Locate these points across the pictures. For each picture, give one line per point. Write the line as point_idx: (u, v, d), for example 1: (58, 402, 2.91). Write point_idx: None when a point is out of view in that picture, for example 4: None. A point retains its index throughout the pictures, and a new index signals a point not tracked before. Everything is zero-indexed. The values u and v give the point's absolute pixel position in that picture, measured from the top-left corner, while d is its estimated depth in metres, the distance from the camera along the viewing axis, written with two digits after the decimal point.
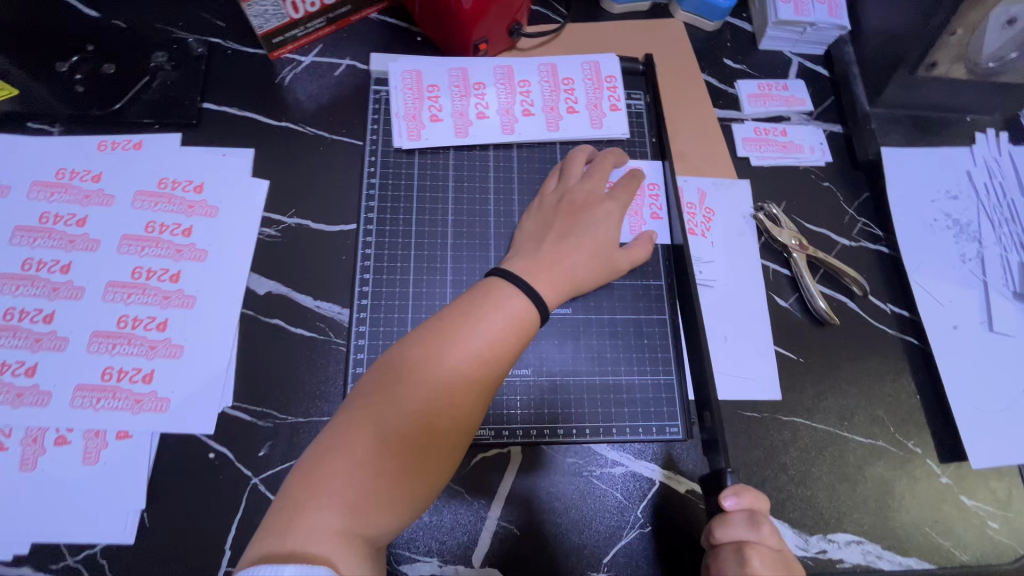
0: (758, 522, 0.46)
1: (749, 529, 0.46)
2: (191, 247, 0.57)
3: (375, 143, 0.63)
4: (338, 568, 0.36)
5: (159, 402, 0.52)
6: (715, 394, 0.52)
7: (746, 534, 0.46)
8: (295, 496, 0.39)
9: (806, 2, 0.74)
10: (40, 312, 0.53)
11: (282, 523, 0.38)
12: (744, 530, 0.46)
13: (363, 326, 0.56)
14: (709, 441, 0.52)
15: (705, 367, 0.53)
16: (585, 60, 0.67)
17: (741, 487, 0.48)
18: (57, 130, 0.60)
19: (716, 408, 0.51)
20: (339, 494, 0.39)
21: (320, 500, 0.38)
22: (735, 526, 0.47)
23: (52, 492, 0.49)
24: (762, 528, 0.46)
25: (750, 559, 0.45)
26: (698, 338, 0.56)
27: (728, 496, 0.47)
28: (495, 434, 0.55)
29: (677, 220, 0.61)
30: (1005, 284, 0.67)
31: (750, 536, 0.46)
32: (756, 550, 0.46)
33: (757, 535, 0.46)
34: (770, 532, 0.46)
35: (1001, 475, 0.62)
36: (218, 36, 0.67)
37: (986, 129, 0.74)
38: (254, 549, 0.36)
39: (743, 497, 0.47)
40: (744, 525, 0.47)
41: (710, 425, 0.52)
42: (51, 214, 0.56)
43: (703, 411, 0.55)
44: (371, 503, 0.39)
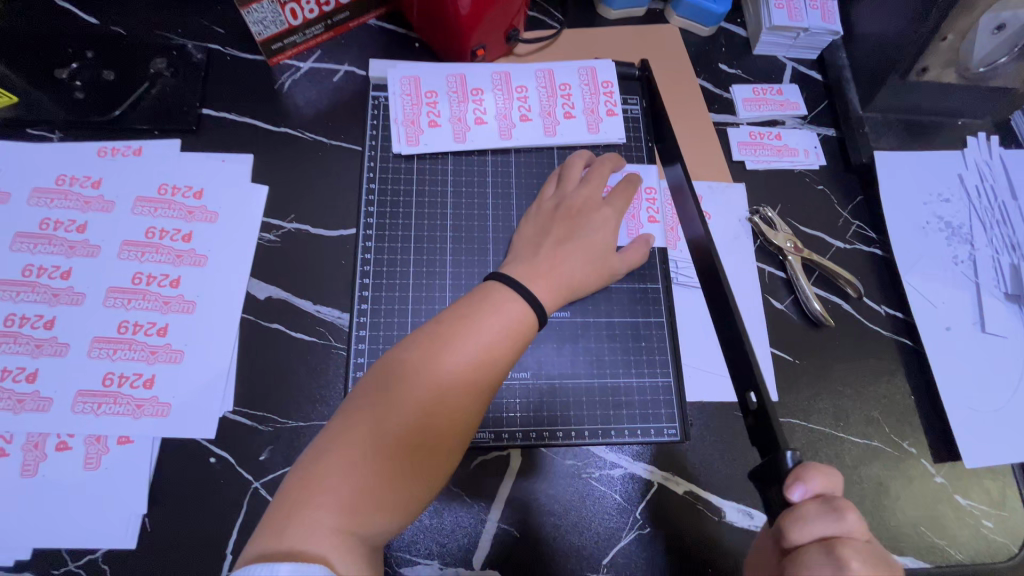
0: (839, 508, 0.38)
1: (834, 520, 0.37)
2: (191, 253, 0.57)
3: (374, 149, 0.63)
4: (334, 565, 0.37)
5: (159, 407, 0.52)
6: (763, 376, 0.46)
7: (829, 528, 0.37)
8: (292, 496, 0.39)
9: (800, 8, 0.75)
10: (40, 318, 0.53)
11: (281, 521, 0.38)
12: (829, 524, 0.37)
13: (363, 331, 0.56)
14: (756, 426, 0.47)
15: (748, 345, 0.48)
16: (581, 66, 0.68)
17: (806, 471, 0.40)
18: (56, 137, 0.61)
19: (765, 390, 0.45)
20: (334, 495, 0.39)
21: (318, 499, 0.39)
22: (816, 520, 0.38)
23: (53, 498, 0.49)
24: (847, 516, 0.37)
25: (845, 559, 0.36)
26: (733, 319, 0.50)
27: (795, 482, 0.40)
28: (494, 436, 0.55)
29: (690, 197, 0.57)
30: (996, 286, 0.68)
31: (836, 528, 0.37)
32: (848, 546, 0.37)
33: (845, 525, 0.37)
34: (858, 519, 0.38)
35: (995, 474, 0.62)
36: (218, 43, 0.67)
37: (977, 133, 0.75)
38: (253, 548, 0.37)
39: (815, 482, 0.39)
40: (823, 515, 0.38)
41: (755, 406, 0.47)
42: (51, 220, 0.57)
43: (745, 395, 0.49)
44: (368, 503, 0.40)
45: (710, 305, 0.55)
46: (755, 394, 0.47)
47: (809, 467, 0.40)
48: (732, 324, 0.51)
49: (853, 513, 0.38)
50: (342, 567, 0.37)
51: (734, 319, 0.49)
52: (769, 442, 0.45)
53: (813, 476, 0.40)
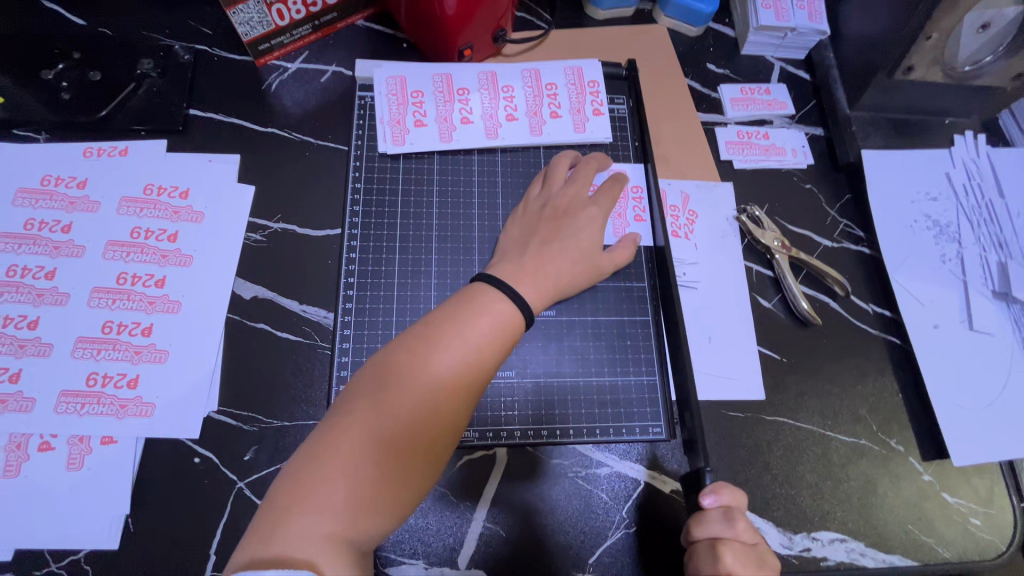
0: (733, 517, 0.46)
1: (725, 525, 0.46)
2: (177, 253, 0.57)
3: (360, 149, 0.63)
4: (323, 571, 0.36)
5: (143, 407, 0.52)
6: (695, 396, 0.52)
7: (721, 531, 0.46)
8: (279, 506, 0.39)
9: (787, 8, 0.75)
10: (24, 318, 0.53)
11: (269, 528, 0.38)
12: (721, 527, 0.46)
13: (347, 329, 0.56)
14: (689, 443, 0.53)
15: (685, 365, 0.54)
16: (568, 66, 0.68)
17: (719, 485, 0.48)
18: (42, 138, 0.61)
19: (695, 410, 0.51)
20: (322, 501, 0.39)
21: (306, 506, 0.39)
22: (713, 523, 0.47)
23: (35, 499, 0.48)
24: (737, 525, 0.46)
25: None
26: (678, 335, 0.56)
27: (708, 493, 0.48)
28: (479, 435, 0.55)
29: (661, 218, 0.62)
30: (984, 284, 0.68)
31: (726, 533, 0.46)
32: (731, 547, 0.45)
33: (733, 530, 0.46)
34: (745, 528, 0.46)
35: (983, 471, 0.62)
36: (205, 43, 0.67)
37: (964, 131, 0.76)
38: (242, 554, 0.37)
39: (722, 495, 0.48)
40: (720, 521, 0.46)
41: (689, 424, 0.53)
42: (36, 221, 0.57)
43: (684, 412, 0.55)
44: (357, 508, 0.40)
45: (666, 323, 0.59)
46: (688, 415, 0.54)
47: (721, 485, 0.48)
48: (677, 340, 0.56)
49: (741, 522, 0.46)
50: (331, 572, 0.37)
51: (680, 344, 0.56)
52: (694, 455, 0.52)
53: (723, 490, 0.48)
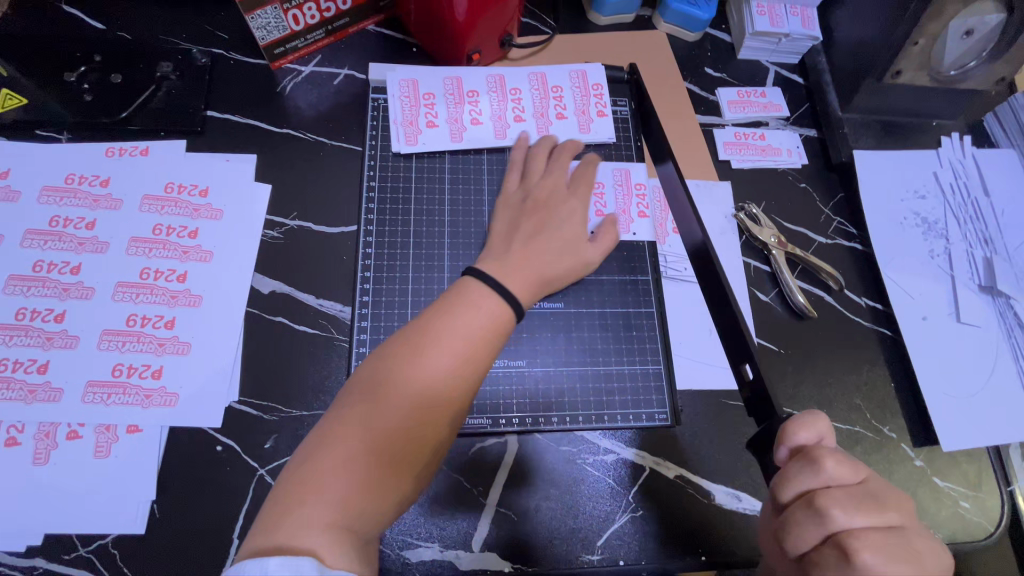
0: (814, 459, 0.40)
1: (809, 471, 0.39)
2: (197, 249, 0.59)
3: (374, 148, 0.65)
4: (324, 559, 0.38)
5: (167, 397, 0.54)
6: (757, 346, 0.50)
7: (809, 480, 0.39)
8: (284, 495, 0.41)
9: (781, 14, 0.78)
10: (51, 312, 0.55)
11: (274, 517, 0.40)
12: (806, 476, 0.39)
13: (364, 322, 0.58)
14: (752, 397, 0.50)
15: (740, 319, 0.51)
16: (573, 69, 0.71)
17: (794, 426, 0.42)
18: (64, 138, 0.62)
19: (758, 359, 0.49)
20: (325, 489, 0.41)
21: (310, 494, 0.40)
22: (796, 474, 0.40)
23: (64, 485, 0.50)
24: (822, 466, 0.39)
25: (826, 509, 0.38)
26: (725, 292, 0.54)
27: (780, 444, 0.43)
28: (492, 423, 0.57)
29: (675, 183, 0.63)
30: (970, 278, 0.71)
31: (815, 479, 0.39)
32: (828, 495, 0.38)
33: (823, 475, 0.39)
34: (837, 465, 0.39)
35: (971, 457, 0.65)
36: (222, 47, 0.69)
37: (951, 133, 0.79)
38: (249, 543, 0.39)
39: (798, 439, 0.41)
40: (802, 469, 0.40)
41: (752, 377, 0.50)
42: (61, 218, 0.58)
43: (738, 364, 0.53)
44: (359, 496, 0.42)
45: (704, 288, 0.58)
46: (750, 366, 0.51)
47: (794, 426, 0.42)
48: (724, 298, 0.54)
49: (831, 461, 0.39)
50: (333, 559, 0.38)
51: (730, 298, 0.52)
52: (769, 409, 0.48)
53: (799, 433, 0.42)
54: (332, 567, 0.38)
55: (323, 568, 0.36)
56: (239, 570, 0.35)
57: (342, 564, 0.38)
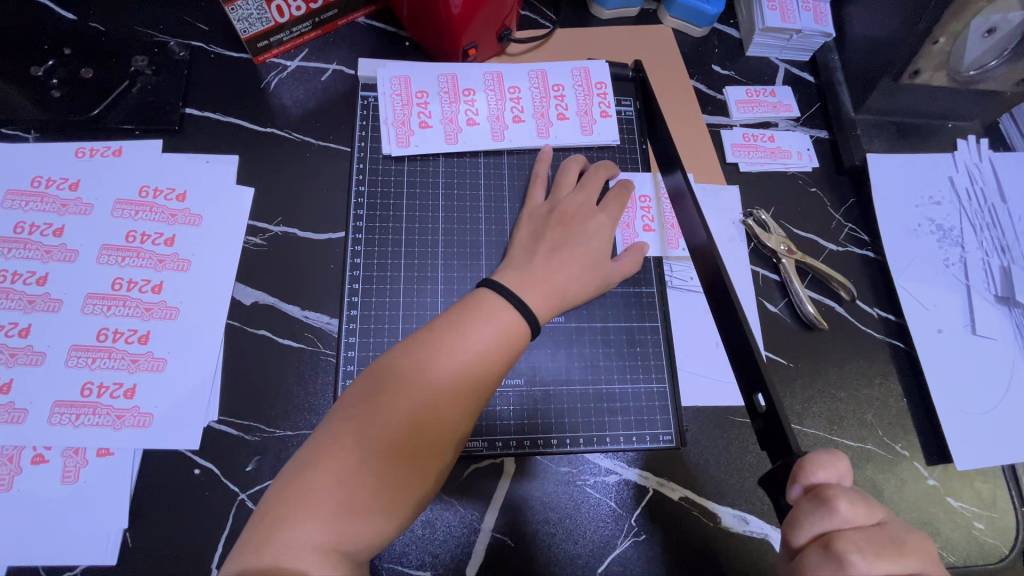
0: (827, 500, 0.36)
1: (823, 513, 0.36)
2: (174, 257, 0.56)
3: (363, 150, 0.62)
4: None
5: (141, 417, 0.50)
6: (770, 374, 0.47)
7: (822, 524, 0.36)
8: (271, 516, 0.38)
9: (793, 9, 0.74)
10: (15, 325, 0.51)
11: (260, 539, 0.37)
12: (820, 518, 0.36)
13: (352, 337, 0.55)
14: (767, 428, 0.47)
15: (752, 342, 0.48)
16: (575, 67, 0.67)
17: (808, 462, 0.39)
18: (31, 137, 0.58)
19: (772, 388, 0.46)
20: (317, 509, 0.38)
21: (299, 515, 0.37)
22: (808, 518, 0.37)
23: (30, 513, 0.47)
24: (837, 508, 0.36)
25: (843, 553, 0.35)
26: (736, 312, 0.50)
27: (793, 482, 0.39)
28: (487, 445, 0.54)
29: (684, 196, 0.57)
30: (987, 288, 0.68)
31: (829, 522, 0.36)
32: (846, 539, 0.35)
33: (836, 518, 0.36)
34: (853, 506, 0.36)
35: (985, 475, 0.63)
36: (201, 40, 0.65)
37: (967, 136, 0.76)
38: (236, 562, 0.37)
39: (812, 477, 0.38)
40: (814, 512, 0.37)
41: (764, 408, 0.47)
42: (27, 224, 0.55)
43: (750, 394, 0.50)
44: (352, 516, 0.38)
45: (714, 308, 0.55)
46: (762, 395, 0.48)
47: (807, 463, 0.39)
48: (735, 319, 0.51)
49: (845, 502, 0.36)
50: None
51: (743, 326, 0.49)
52: (782, 441, 0.46)
53: (813, 470, 0.38)
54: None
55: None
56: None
57: None
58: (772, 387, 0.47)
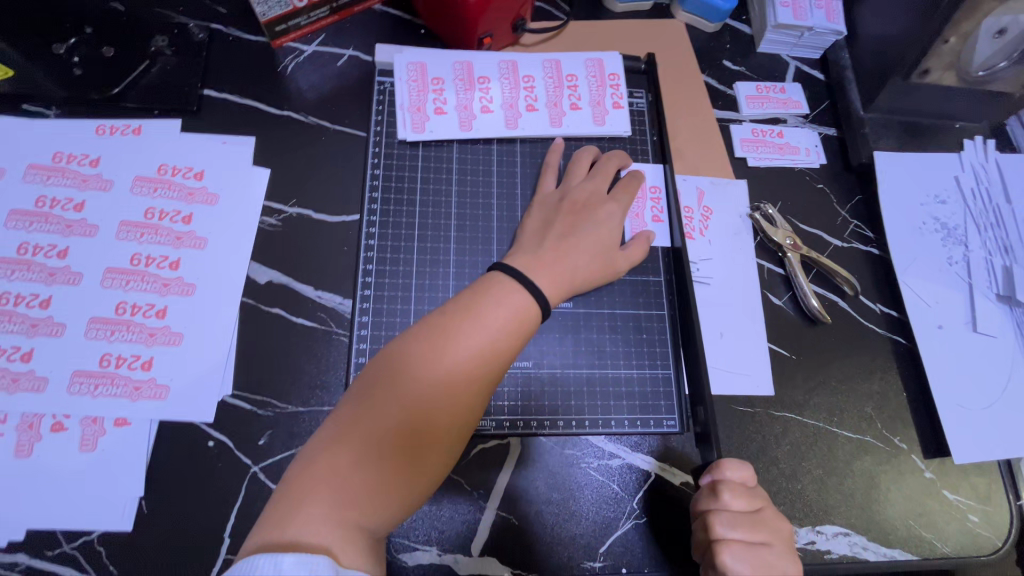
0: (717, 492, 0.49)
1: (711, 499, 0.49)
2: (191, 234, 0.57)
3: (379, 135, 0.63)
4: (339, 559, 0.36)
5: (158, 389, 0.52)
6: (709, 391, 0.55)
7: (708, 506, 0.49)
8: (293, 491, 0.39)
9: (805, 7, 0.75)
10: (36, 297, 0.53)
11: (282, 514, 0.38)
12: (707, 502, 0.49)
13: (365, 316, 0.56)
14: (701, 434, 0.57)
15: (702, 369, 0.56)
16: (588, 58, 0.68)
17: (720, 463, 0.50)
18: (53, 113, 0.60)
19: (710, 403, 0.54)
20: (337, 486, 0.39)
21: (319, 491, 0.39)
22: (702, 500, 0.50)
23: (49, 479, 0.48)
24: (721, 498, 0.49)
25: (713, 526, 0.48)
26: (693, 335, 0.59)
27: (705, 472, 0.51)
28: (495, 425, 0.55)
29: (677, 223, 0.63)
30: (989, 287, 0.69)
31: (713, 507, 0.49)
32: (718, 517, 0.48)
33: (718, 504, 0.49)
34: (733, 499, 0.48)
35: (981, 470, 0.64)
36: (219, 22, 0.66)
37: (974, 136, 0.76)
38: (256, 539, 0.37)
39: (719, 473, 0.50)
40: (707, 497, 0.50)
41: (703, 419, 0.56)
42: (48, 198, 0.56)
43: (696, 407, 0.58)
44: (369, 495, 0.40)
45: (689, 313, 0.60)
46: (702, 409, 0.56)
47: (721, 463, 0.51)
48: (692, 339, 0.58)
49: (728, 496, 0.48)
50: (345, 558, 0.36)
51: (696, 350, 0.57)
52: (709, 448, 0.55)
53: (723, 469, 0.50)
54: (344, 566, 0.36)
55: (338, 568, 0.35)
56: (250, 568, 0.33)
57: (355, 566, 0.37)
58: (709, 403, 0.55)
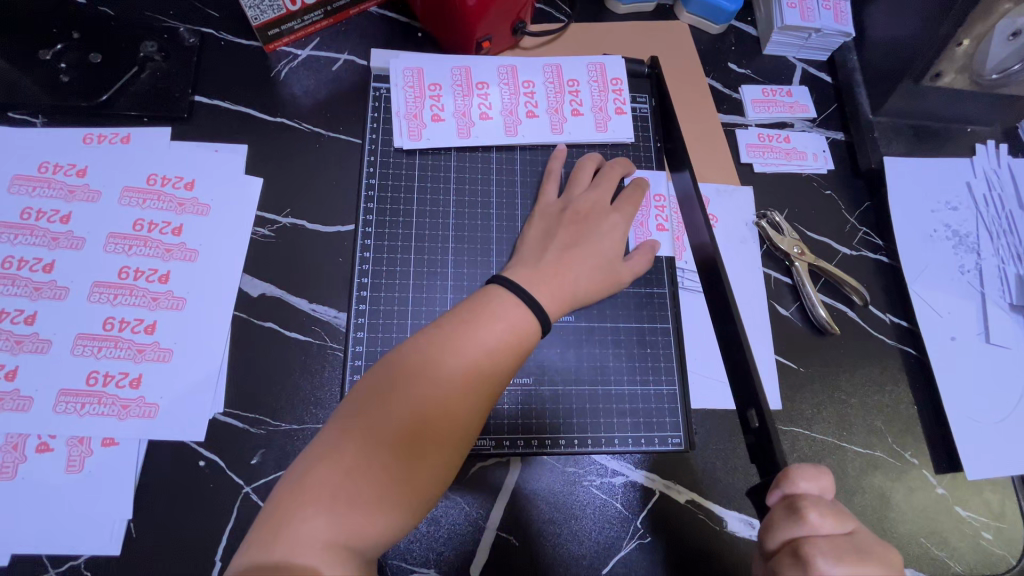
0: (799, 509, 0.39)
1: (792, 520, 0.39)
2: (181, 247, 0.55)
3: (374, 142, 0.61)
4: None
5: (147, 408, 0.50)
6: (764, 396, 0.49)
7: (793, 530, 0.39)
8: (280, 512, 0.37)
9: (813, 8, 0.73)
10: (21, 312, 0.51)
11: (269, 535, 0.37)
12: (790, 526, 0.39)
13: (361, 332, 0.54)
14: (756, 443, 0.50)
15: (753, 372, 0.50)
16: (590, 62, 0.66)
17: (793, 471, 0.42)
18: (39, 122, 0.58)
19: (766, 408, 0.48)
20: (327, 506, 0.37)
21: (308, 511, 0.37)
22: (780, 523, 0.40)
23: (34, 501, 0.47)
24: (807, 516, 0.39)
25: (808, 557, 0.37)
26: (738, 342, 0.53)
27: (773, 487, 0.42)
28: (495, 444, 0.53)
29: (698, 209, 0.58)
30: (1002, 296, 0.67)
31: (800, 530, 0.39)
32: (810, 544, 0.38)
33: (805, 525, 0.39)
34: (823, 517, 0.39)
35: (994, 485, 0.62)
36: (211, 26, 0.64)
37: (986, 140, 0.74)
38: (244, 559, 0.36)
39: (794, 485, 0.41)
40: (787, 518, 0.40)
41: (757, 425, 0.50)
42: (34, 210, 0.54)
43: (746, 411, 0.52)
44: (360, 515, 0.38)
45: (712, 313, 0.58)
46: (755, 413, 0.51)
47: (790, 474, 0.42)
48: (736, 342, 0.53)
49: (815, 512, 0.39)
50: None
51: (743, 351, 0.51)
52: (769, 457, 0.48)
53: (797, 480, 0.41)
54: None
55: None
56: None
57: None
58: (765, 408, 0.49)
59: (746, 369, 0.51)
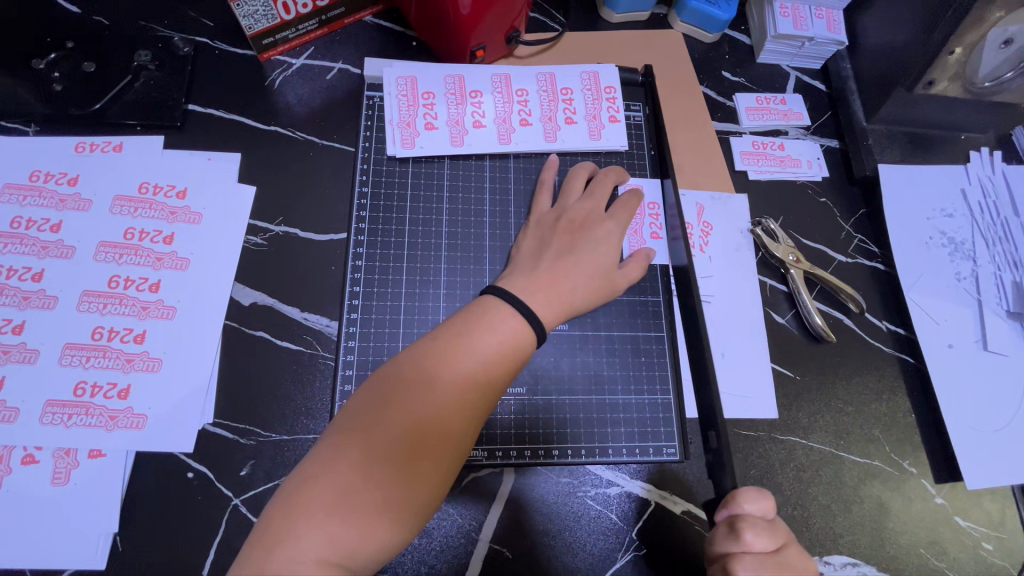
0: (737, 531, 0.43)
1: (730, 539, 0.44)
2: (172, 256, 0.55)
3: (367, 151, 0.61)
4: None
5: (134, 418, 0.49)
6: (722, 415, 0.50)
7: (729, 547, 0.44)
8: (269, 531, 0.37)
9: (805, 16, 0.73)
10: (9, 322, 0.51)
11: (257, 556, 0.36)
12: (727, 543, 0.44)
13: (352, 341, 0.54)
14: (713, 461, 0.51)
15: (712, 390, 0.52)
16: (584, 70, 0.66)
17: (739, 492, 0.45)
18: (32, 130, 0.58)
19: (723, 429, 0.50)
20: (319, 524, 0.37)
21: (299, 530, 0.36)
22: (720, 539, 0.44)
23: (19, 514, 0.46)
24: (743, 537, 0.43)
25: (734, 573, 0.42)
26: (704, 363, 0.54)
27: (721, 506, 0.46)
28: (488, 454, 0.53)
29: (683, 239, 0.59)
30: (998, 303, 0.67)
31: (734, 548, 0.43)
32: (738, 561, 0.43)
33: (739, 545, 0.43)
34: (756, 538, 0.43)
35: (995, 494, 0.61)
36: (205, 35, 0.64)
37: (980, 147, 0.75)
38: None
39: (739, 507, 0.45)
40: (726, 536, 0.44)
41: (716, 444, 0.51)
42: (24, 218, 0.54)
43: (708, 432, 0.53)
44: (353, 533, 0.37)
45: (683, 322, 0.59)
46: (715, 434, 0.52)
47: (738, 496, 0.45)
48: (701, 358, 0.55)
49: (751, 534, 0.43)
50: None
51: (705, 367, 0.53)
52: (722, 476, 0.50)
53: (743, 502, 0.45)
54: None
55: None
56: None
57: None
58: (723, 428, 0.50)
59: (709, 388, 0.53)
